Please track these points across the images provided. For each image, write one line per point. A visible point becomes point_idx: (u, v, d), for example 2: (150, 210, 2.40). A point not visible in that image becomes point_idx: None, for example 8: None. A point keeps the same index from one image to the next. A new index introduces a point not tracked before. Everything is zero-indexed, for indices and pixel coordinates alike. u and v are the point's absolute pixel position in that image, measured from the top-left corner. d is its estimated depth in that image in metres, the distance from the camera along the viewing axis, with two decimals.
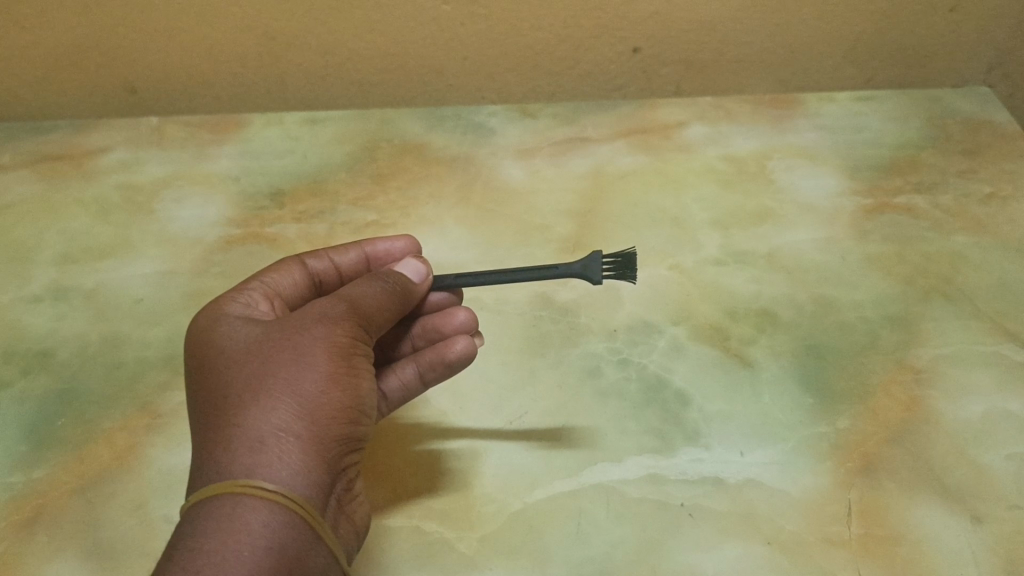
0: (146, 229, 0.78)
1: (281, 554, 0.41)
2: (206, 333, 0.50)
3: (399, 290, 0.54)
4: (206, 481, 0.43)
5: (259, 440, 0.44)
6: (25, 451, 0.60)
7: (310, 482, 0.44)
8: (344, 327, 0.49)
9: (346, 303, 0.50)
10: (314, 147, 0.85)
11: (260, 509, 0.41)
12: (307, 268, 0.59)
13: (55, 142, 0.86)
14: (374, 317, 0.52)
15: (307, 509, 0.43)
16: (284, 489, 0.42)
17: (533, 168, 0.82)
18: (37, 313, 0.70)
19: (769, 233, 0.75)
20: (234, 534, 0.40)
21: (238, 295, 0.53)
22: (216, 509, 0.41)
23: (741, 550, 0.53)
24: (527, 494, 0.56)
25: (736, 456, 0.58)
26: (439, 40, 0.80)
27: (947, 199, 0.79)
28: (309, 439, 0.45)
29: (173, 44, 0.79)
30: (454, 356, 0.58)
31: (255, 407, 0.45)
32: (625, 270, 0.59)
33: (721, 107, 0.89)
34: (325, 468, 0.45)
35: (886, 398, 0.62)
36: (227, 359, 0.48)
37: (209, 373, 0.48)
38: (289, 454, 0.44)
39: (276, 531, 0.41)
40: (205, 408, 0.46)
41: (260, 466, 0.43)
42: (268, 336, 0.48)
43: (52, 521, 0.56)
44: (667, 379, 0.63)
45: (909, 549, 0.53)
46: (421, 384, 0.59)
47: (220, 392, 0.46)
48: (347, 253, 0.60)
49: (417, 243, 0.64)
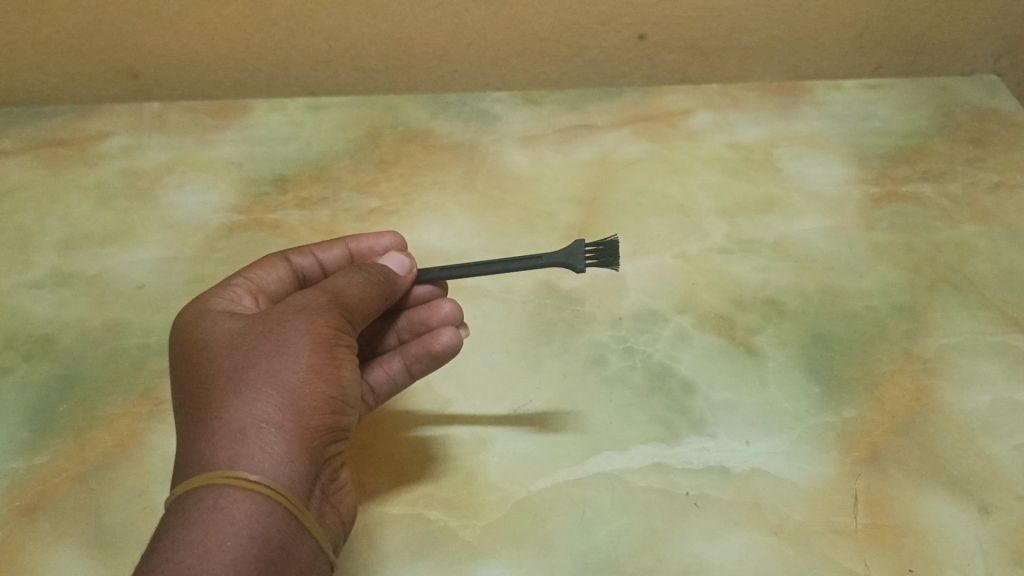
0: (148, 215, 0.77)
1: (264, 545, 0.40)
2: (189, 329, 0.50)
3: (383, 280, 0.54)
4: (189, 473, 0.42)
5: (241, 431, 0.43)
6: (27, 436, 0.60)
7: (294, 473, 0.44)
8: (327, 317, 0.49)
9: (329, 294, 0.50)
10: (317, 133, 0.84)
11: (242, 499, 0.41)
12: (291, 265, 0.58)
13: (56, 128, 0.85)
14: (358, 307, 0.51)
15: (290, 499, 0.43)
16: (266, 480, 0.42)
17: (538, 155, 0.82)
18: (40, 298, 0.70)
19: (775, 222, 0.75)
20: (217, 526, 0.40)
21: (221, 292, 0.53)
22: (198, 501, 0.41)
23: (746, 540, 0.53)
24: (531, 482, 0.56)
25: (741, 446, 0.58)
26: (443, 26, 0.79)
27: (955, 187, 0.78)
28: (292, 429, 0.44)
29: (174, 30, 0.79)
30: (440, 348, 0.57)
31: (238, 399, 0.44)
32: (608, 258, 0.59)
33: (727, 94, 0.88)
34: (309, 458, 0.45)
35: (893, 388, 0.62)
36: (210, 353, 0.47)
37: (193, 367, 0.47)
38: (271, 444, 0.43)
39: (259, 522, 0.41)
40: (188, 403, 0.46)
41: (242, 457, 0.42)
42: (250, 329, 0.48)
43: (54, 507, 0.56)
44: (672, 368, 0.63)
45: (914, 540, 0.53)
46: (408, 377, 0.58)
47: (202, 385, 0.46)
48: (330, 249, 0.60)
49: (402, 239, 0.63)
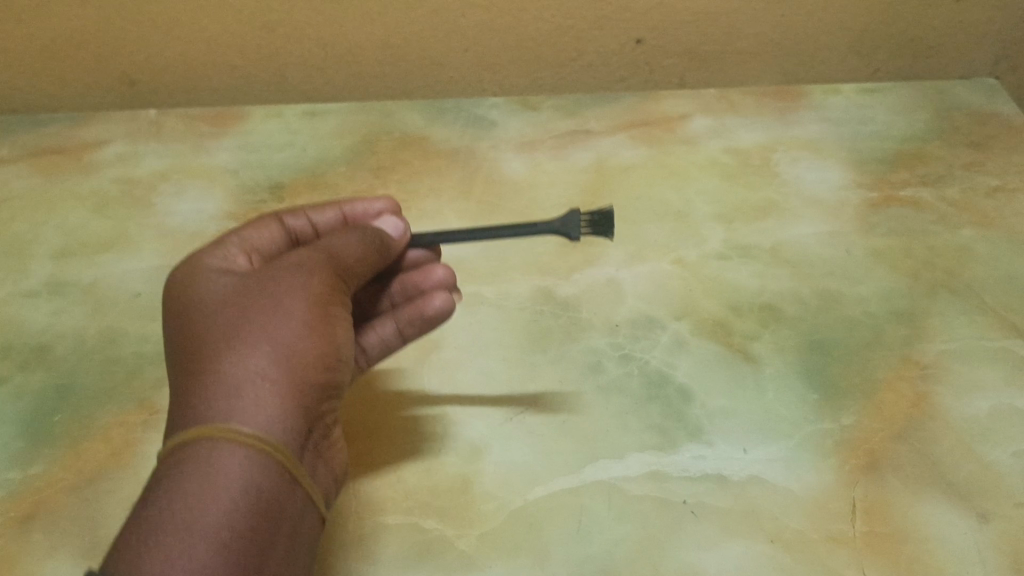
0: (144, 223, 0.77)
1: (256, 499, 0.41)
2: (186, 288, 0.51)
3: (377, 241, 0.56)
4: (184, 427, 0.43)
5: (237, 385, 0.44)
6: (23, 447, 0.59)
7: (287, 427, 0.44)
8: (321, 277, 0.50)
9: (324, 254, 0.51)
10: (314, 140, 0.84)
11: (235, 452, 0.42)
12: (284, 226, 0.58)
13: (53, 136, 0.84)
14: (350, 268, 0.53)
15: (284, 453, 0.43)
16: (260, 434, 0.43)
17: (534, 161, 0.81)
18: (36, 308, 0.70)
19: (773, 227, 0.74)
20: (209, 480, 0.41)
21: (215, 251, 0.54)
22: (191, 453, 0.42)
23: (743, 549, 0.53)
24: (528, 491, 0.56)
25: (739, 453, 0.58)
26: (439, 31, 0.79)
27: (953, 192, 0.78)
28: (286, 383, 0.45)
29: (171, 36, 0.79)
30: (433, 311, 0.57)
31: (234, 355, 0.45)
32: (602, 226, 0.59)
33: (725, 99, 0.87)
34: (302, 413, 0.46)
35: (892, 394, 0.61)
36: (206, 311, 0.49)
37: (189, 324, 0.48)
38: (266, 398, 0.44)
39: (252, 475, 0.42)
40: (182, 360, 0.47)
41: (237, 410, 0.43)
42: (244, 289, 0.49)
43: (49, 519, 0.55)
44: (668, 375, 0.63)
45: (913, 547, 0.53)
46: (401, 340, 0.59)
47: (198, 343, 0.47)
48: (323, 211, 0.60)
49: (396, 202, 0.63)
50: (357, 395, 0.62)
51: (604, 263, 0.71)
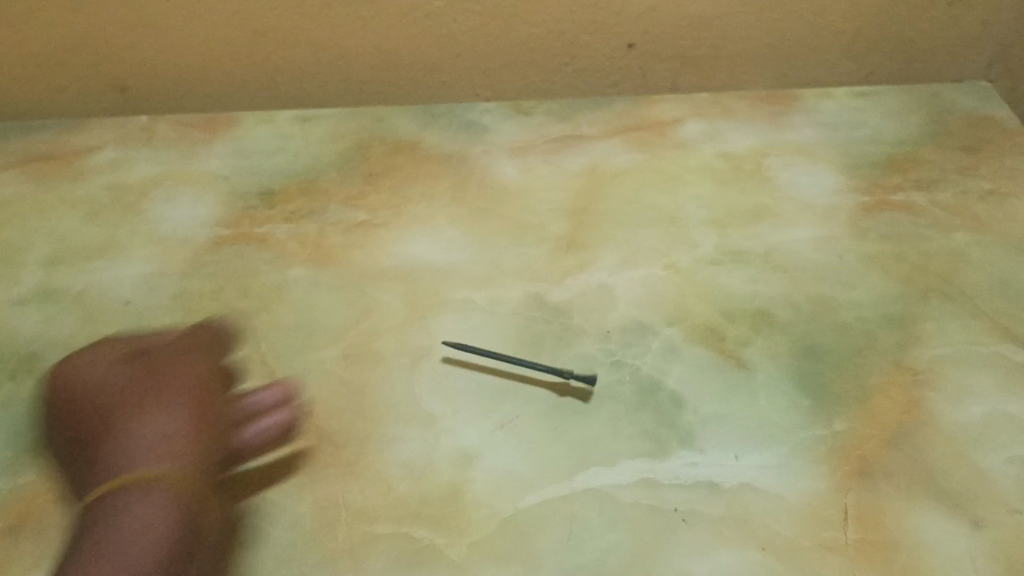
0: (135, 230, 0.76)
1: (174, 545, 0.51)
2: (72, 381, 0.62)
3: (213, 340, 0.64)
4: (104, 483, 0.54)
5: (134, 448, 0.55)
6: (10, 456, 0.60)
7: (181, 462, 0.55)
8: (188, 360, 0.61)
9: (156, 346, 0.63)
10: (306, 145, 0.83)
11: (139, 498, 0.52)
12: (118, 343, 0.65)
13: (45, 142, 0.83)
14: (205, 342, 0.64)
15: (187, 486, 0.53)
16: (151, 472, 0.54)
17: (527, 166, 0.81)
18: (24, 316, 0.69)
19: (765, 232, 0.74)
20: (124, 536, 0.51)
21: (86, 350, 0.65)
22: (113, 504, 0.53)
23: (734, 557, 0.53)
24: (519, 499, 0.56)
25: (730, 461, 0.58)
26: (431, 36, 0.79)
27: (947, 196, 0.77)
28: (179, 433, 0.56)
29: (162, 42, 0.79)
30: (266, 424, 0.59)
31: (123, 428, 0.57)
32: None
33: (718, 103, 0.87)
34: (199, 454, 0.55)
35: (885, 400, 0.61)
36: (93, 403, 0.60)
37: (88, 410, 0.59)
38: (154, 452, 0.55)
39: (163, 522, 0.51)
40: (89, 437, 0.58)
41: (125, 464, 0.54)
42: (122, 378, 0.61)
43: (35, 527, 0.56)
44: (660, 382, 0.62)
45: (906, 555, 0.53)
46: (277, 432, 0.59)
47: (98, 423, 0.58)
48: (122, 345, 0.64)
49: (220, 326, 0.66)
50: (347, 403, 0.62)
51: (596, 268, 0.71)
